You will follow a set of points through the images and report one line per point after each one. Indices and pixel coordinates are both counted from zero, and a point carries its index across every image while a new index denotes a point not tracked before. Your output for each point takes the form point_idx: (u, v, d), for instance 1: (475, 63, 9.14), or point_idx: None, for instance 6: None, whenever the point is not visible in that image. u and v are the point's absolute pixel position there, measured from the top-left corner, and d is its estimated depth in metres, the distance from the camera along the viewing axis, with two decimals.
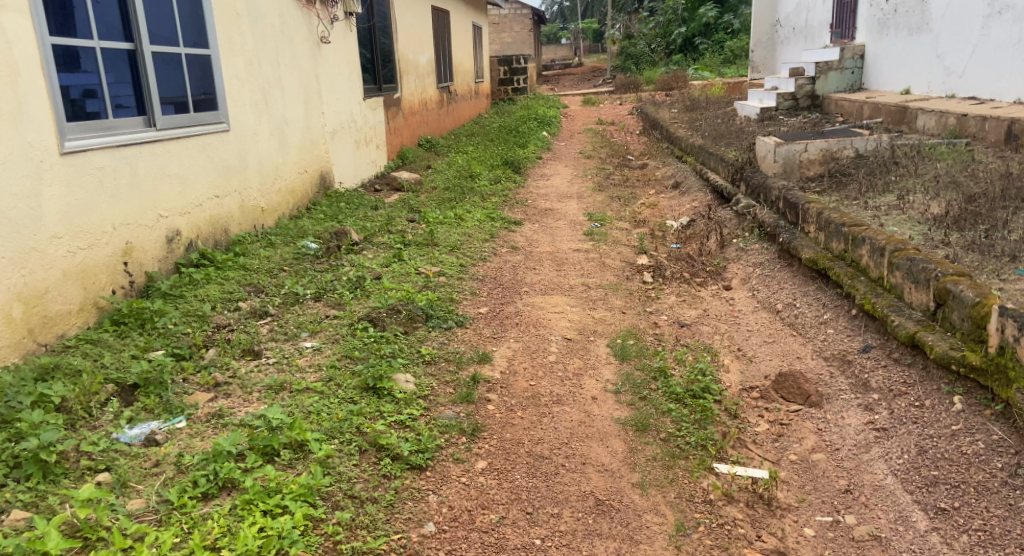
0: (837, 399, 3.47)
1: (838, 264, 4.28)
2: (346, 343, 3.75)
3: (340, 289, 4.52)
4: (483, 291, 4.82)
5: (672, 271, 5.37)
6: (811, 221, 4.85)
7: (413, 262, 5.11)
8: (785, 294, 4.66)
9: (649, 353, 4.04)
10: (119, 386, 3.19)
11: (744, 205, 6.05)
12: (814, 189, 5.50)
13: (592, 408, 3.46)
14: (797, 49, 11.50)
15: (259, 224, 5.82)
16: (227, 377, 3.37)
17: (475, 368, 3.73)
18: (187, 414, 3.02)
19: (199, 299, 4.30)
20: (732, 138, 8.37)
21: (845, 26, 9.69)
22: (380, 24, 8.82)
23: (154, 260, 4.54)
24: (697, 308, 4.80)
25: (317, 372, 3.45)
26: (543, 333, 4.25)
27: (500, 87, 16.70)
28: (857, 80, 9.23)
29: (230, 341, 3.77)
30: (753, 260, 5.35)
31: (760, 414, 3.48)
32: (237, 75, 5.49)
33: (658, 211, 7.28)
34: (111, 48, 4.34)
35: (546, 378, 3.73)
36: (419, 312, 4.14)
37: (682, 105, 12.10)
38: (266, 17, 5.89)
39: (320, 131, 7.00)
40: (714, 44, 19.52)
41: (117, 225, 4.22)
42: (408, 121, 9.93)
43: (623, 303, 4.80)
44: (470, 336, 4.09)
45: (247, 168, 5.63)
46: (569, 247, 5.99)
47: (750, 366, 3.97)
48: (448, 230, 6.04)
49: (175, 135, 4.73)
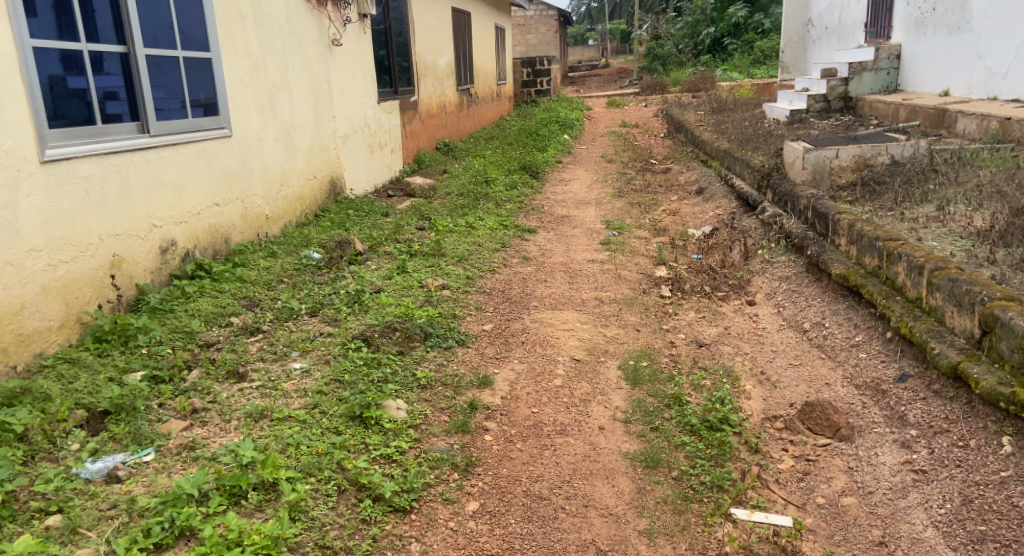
0: (870, 433, 3.15)
1: (873, 281, 3.95)
2: (338, 364, 3.51)
3: (337, 304, 4.30)
4: (490, 306, 4.56)
5: (692, 285, 5.07)
6: (843, 233, 4.52)
7: (417, 274, 4.87)
8: (814, 312, 4.33)
9: (663, 377, 3.74)
10: (89, 412, 2.98)
11: (771, 213, 5.72)
12: (845, 198, 5.16)
13: (598, 440, 3.18)
14: (830, 49, 11.08)
15: (263, 233, 5.62)
16: (206, 403, 3.15)
17: (473, 393, 3.47)
18: (157, 445, 2.81)
19: (188, 314, 4.09)
20: (760, 142, 8.00)
21: (880, 25, 9.28)
22: (397, 26, 8.60)
23: (146, 272, 4.35)
24: (717, 326, 4.49)
25: (302, 398, 3.21)
26: (549, 353, 3.98)
27: (524, 89, 16.34)
28: (893, 80, 8.83)
29: (215, 361, 3.56)
30: (779, 273, 5.02)
31: (784, 448, 3.18)
32: (241, 78, 5.28)
33: (679, 219, 6.97)
34: (102, 52, 4.15)
35: (550, 404, 3.46)
36: (417, 331, 3.89)
37: (708, 107, 11.73)
38: (273, 18, 5.68)
39: (330, 135, 6.78)
40: (744, 45, 19.12)
41: (104, 236, 4.03)
42: (426, 124, 9.70)
43: (637, 320, 4.51)
44: (472, 356, 3.83)
45: (251, 175, 5.42)
46: (583, 257, 5.70)
47: (774, 393, 3.66)
48: (458, 239, 5.79)
49: (170, 141, 4.53)
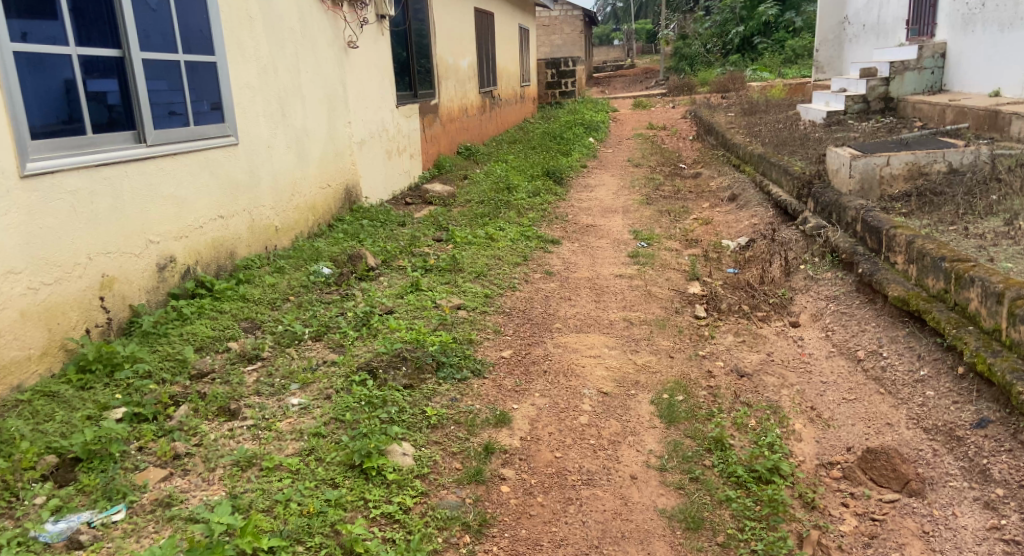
0: (944, 488, 2.85)
1: (938, 306, 3.58)
2: (339, 399, 3.16)
3: (344, 327, 3.95)
4: (509, 328, 4.19)
5: (729, 304, 4.65)
6: (900, 251, 4.11)
7: (431, 293, 4.52)
8: (868, 338, 3.92)
9: (702, 415, 3.35)
10: (60, 459, 2.67)
11: (814, 225, 5.28)
12: (899, 210, 4.75)
13: (629, 493, 2.83)
14: (868, 47, 10.56)
15: (272, 245, 5.29)
16: (190, 447, 2.82)
17: (489, 434, 3.10)
18: (129, 501, 2.49)
19: (183, 339, 3.76)
20: (797, 146, 7.55)
21: (922, 22, 8.76)
22: (417, 27, 8.26)
23: (142, 291, 4.04)
24: (758, 352, 4.07)
25: (296, 442, 2.87)
26: (574, 385, 3.59)
27: (547, 90, 15.92)
28: (938, 80, 8.30)
29: (205, 395, 3.21)
30: (826, 292, 4.59)
31: (844, 503, 2.85)
32: (249, 83, 4.96)
33: (713, 228, 6.53)
34: (97, 56, 3.84)
35: (575, 447, 3.09)
36: (428, 360, 3.54)
37: (740, 109, 11.25)
38: (284, 19, 5.36)
39: (345, 140, 6.45)
40: (774, 43, 18.58)
41: (94, 255, 3.73)
42: (447, 128, 9.35)
43: (671, 345, 4.11)
44: (488, 390, 3.46)
45: (259, 185, 5.11)
46: (610, 272, 5.31)
47: (828, 434, 3.28)
48: (476, 253, 5.42)
49: (170, 152, 4.22)
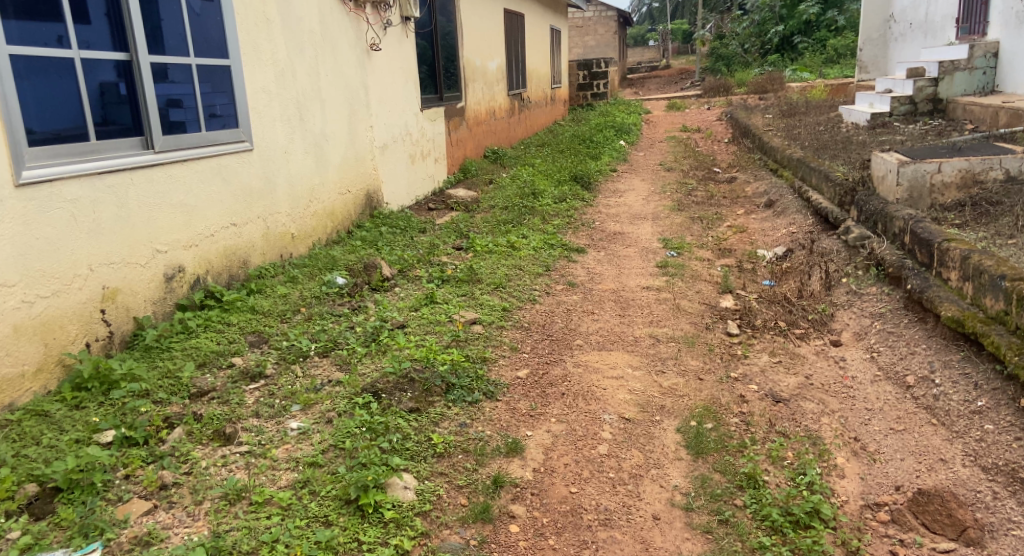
0: (1006, 537, 2.58)
1: (997, 330, 3.32)
2: (340, 423, 2.96)
3: (352, 344, 3.75)
4: (526, 345, 3.96)
5: (763, 320, 4.35)
6: (954, 266, 3.84)
7: (447, 306, 4.32)
8: (918, 363, 3.63)
9: (733, 447, 3.09)
10: (40, 488, 2.51)
11: (857, 235, 4.97)
12: (951, 222, 4.45)
13: (651, 536, 2.60)
14: (915, 47, 10.11)
15: (287, 253, 5.12)
16: (179, 476, 2.64)
17: (499, 464, 2.88)
18: (105, 539, 2.33)
19: (186, 354, 3.59)
20: (838, 150, 7.19)
21: (973, 20, 8.30)
22: (443, 27, 8.05)
23: (147, 302, 3.87)
24: (796, 374, 3.77)
25: (290, 473, 2.68)
26: (593, 410, 3.34)
27: (579, 92, 15.65)
28: (990, 81, 7.87)
29: (201, 417, 3.00)
30: (870, 309, 4.28)
31: (892, 550, 2.58)
32: (265, 86, 4.79)
33: (747, 237, 6.21)
34: (102, 59, 3.69)
35: (592, 481, 2.85)
36: (438, 382, 3.32)
37: (777, 110, 10.86)
38: (304, 21, 5.19)
39: (366, 145, 6.27)
40: (816, 43, 17.96)
41: (95, 265, 3.57)
42: (474, 131, 9.13)
43: (700, 365, 3.83)
44: (501, 414, 3.23)
45: (275, 191, 4.94)
46: (637, 283, 5.03)
47: (873, 470, 3.00)
48: (496, 262, 5.20)
49: (179, 158, 4.06)
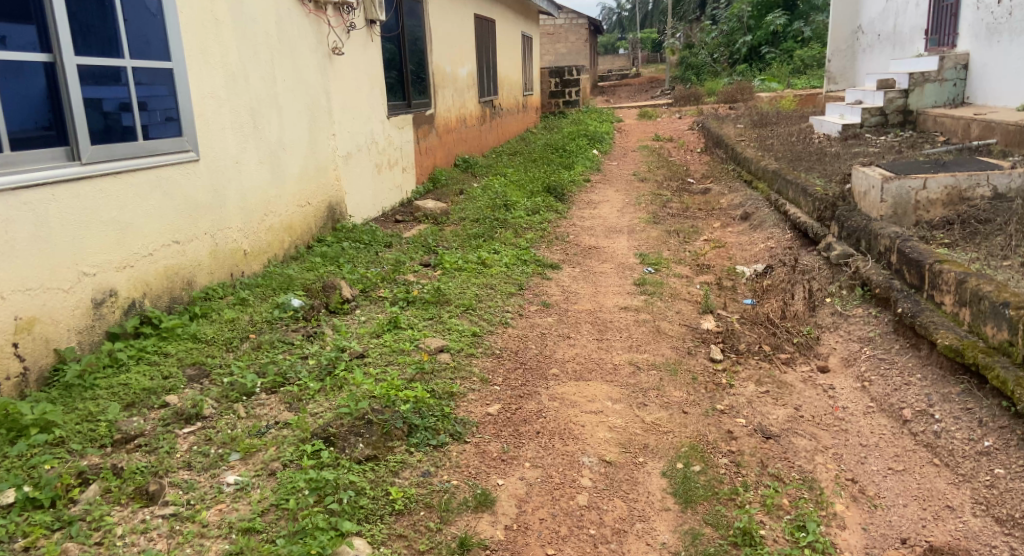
0: None
1: (1002, 362, 3.08)
2: (284, 477, 2.61)
3: (303, 379, 3.38)
4: (497, 375, 3.62)
5: (748, 344, 4.07)
6: (948, 290, 3.60)
7: (411, 331, 3.97)
8: (915, 395, 3.38)
9: (724, 495, 2.81)
10: None
11: (841, 253, 4.74)
12: (939, 241, 4.24)
13: None
14: (883, 58, 10.01)
15: (239, 271, 4.71)
16: (88, 547, 2.29)
17: (466, 521, 2.57)
18: None
19: (112, 392, 3.19)
20: (815, 162, 6.98)
21: (942, 32, 8.18)
22: (410, 31, 7.68)
23: (72, 331, 3.46)
24: (785, 406, 3.49)
25: (221, 542, 2.35)
26: (571, 452, 3.03)
27: (551, 99, 15.39)
28: (960, 93, 7.73)
29: (121, 470, 2.63)
30: (859, 332, 4.03)
31: None
32: (214, 92, 4.39)
33: (725, 252, 5.95)
34: (21, 61, 3.29)
35: (571, 541, 2.56)
36: (399, 424, 2.98)
37: (749, 120, 10.68)
38: (257, 22, 4.80)
39: (327, 154, 5.89)
40: (783, 53, 17.80)
41: (6, 293, 3.17)
42: (443, 139, 8.78)
43: (684, 397, 3.53)
44: (469, 459, 2.90)
45: (224, 204, 4.53)
46: (614, 303, 4.74)
47: (875, 519, 2.76)
48: (465, 281, 4.86)
49: (111, 170, 3.65)
